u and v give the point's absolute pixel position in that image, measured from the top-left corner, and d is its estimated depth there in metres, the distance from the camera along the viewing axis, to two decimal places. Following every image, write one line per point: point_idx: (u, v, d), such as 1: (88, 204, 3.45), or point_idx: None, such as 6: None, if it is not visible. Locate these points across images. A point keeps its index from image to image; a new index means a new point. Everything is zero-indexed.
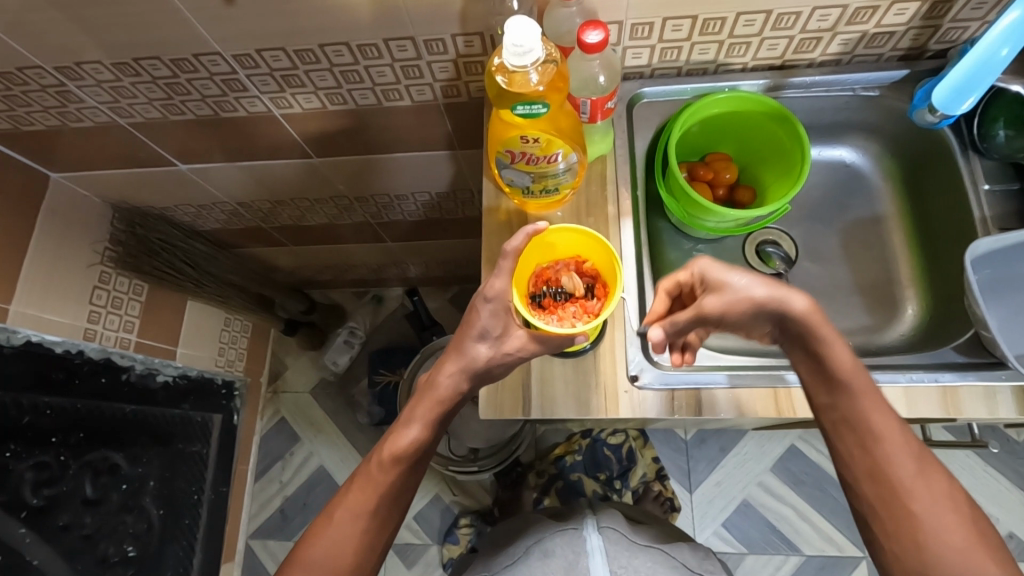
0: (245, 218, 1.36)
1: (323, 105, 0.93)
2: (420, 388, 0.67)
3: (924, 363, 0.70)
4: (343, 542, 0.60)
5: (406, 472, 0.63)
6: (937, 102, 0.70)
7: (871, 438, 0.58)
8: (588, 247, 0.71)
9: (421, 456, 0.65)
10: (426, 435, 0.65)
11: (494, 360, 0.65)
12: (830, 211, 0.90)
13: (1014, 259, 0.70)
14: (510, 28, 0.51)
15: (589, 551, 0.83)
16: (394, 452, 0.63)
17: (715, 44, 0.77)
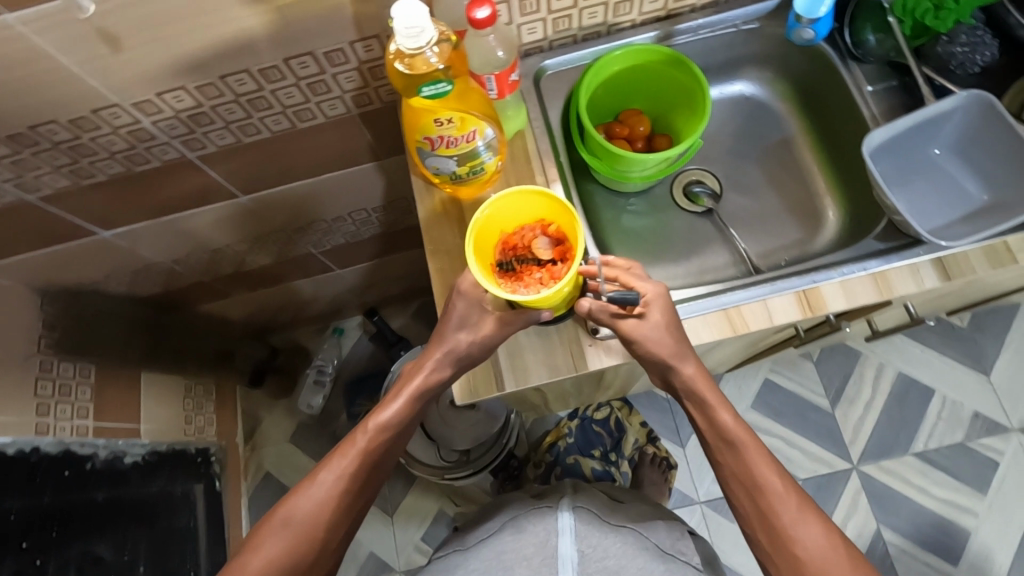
0: (184, 274, 1.33)
1: (238, 139, 0.92)
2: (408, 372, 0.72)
3: (853, 255, 0.75)
4: (323, 498, 0.64)
5: (390, 443, 0.69)
6: (798, 9, 0.76)
7: (757, 484, 0.65)
8: (553, 213, 0.71)
9: (403, 429, 0.71)
10: (412, 410, 0.71)
11: (477, 347, 0.71)
12: (743, 143, 0.95)
13: (911, 144, 0.76)
14: (396, 11, 0.53)
15: (558, 530, 0.80)
16: (385, 423, 0.68)
17: (601, 6, 0.81)
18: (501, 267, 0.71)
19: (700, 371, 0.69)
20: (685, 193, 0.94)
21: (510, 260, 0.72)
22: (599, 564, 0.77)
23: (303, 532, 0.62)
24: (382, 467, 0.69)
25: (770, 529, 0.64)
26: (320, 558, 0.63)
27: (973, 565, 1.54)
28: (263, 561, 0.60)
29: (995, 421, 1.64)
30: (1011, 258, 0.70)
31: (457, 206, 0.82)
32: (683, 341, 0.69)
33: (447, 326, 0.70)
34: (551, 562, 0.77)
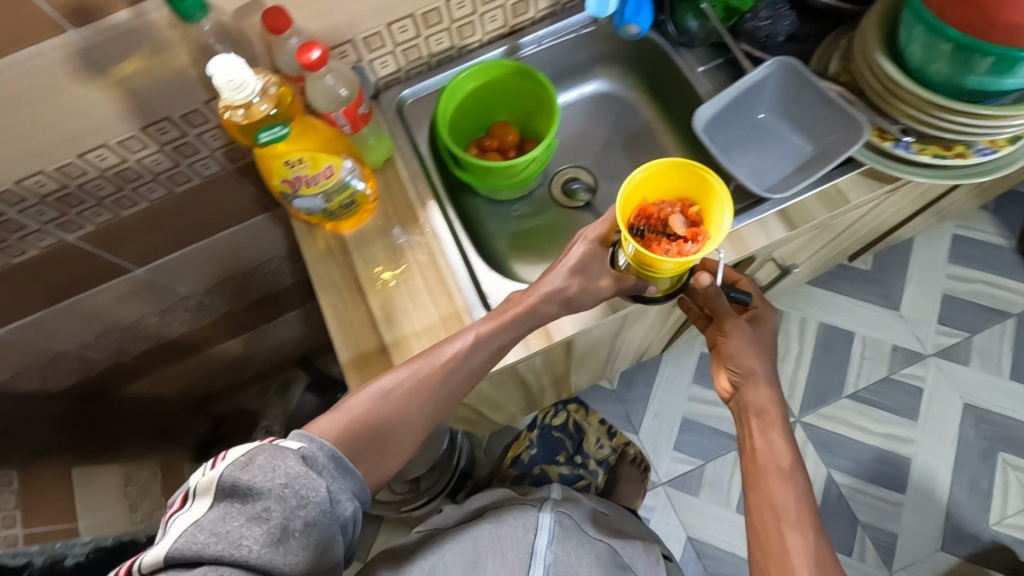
0: (98, 358, 1.30)
1: (116, 214, 0.92)
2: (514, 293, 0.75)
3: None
4: (405, 390, 0.68)
5: (476, 361, 0.71)
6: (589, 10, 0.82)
7: (784, 506, 0.70)
8: (699, 191, 0.75)
9: (496, 350, 0.72)
10: (506, 335, 0.72)
11: (580, 291, 0.74)
12: (609, 137, 1.02)
13: (740, 114, 0.83)
14: (212, 67, 0.55)
15: (537, 526, 0.84)
16: (480, 338, 0.71)
17: (445, 32, 0.87)
18: (633, 231, 0.75)
19: (772, 399, 0.77)
20: (564, 191, 0.99)
21: (641, 228, 0.76)
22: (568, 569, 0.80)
23: (384, 411, 0.67)
24: (455, 386, 0.70)
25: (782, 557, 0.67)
26: (381, 449, 0.66)
27: (920, 488, 1.61)
28: (328, 427, 0.65)
29: (912, 351, 1.72)
30: (845, 200, 0.77)
31: (339, 241, 0.85)
32: (766, 360, 0.79)
33: (565, 265, 0.73)
34: (525, 556, 0.80)
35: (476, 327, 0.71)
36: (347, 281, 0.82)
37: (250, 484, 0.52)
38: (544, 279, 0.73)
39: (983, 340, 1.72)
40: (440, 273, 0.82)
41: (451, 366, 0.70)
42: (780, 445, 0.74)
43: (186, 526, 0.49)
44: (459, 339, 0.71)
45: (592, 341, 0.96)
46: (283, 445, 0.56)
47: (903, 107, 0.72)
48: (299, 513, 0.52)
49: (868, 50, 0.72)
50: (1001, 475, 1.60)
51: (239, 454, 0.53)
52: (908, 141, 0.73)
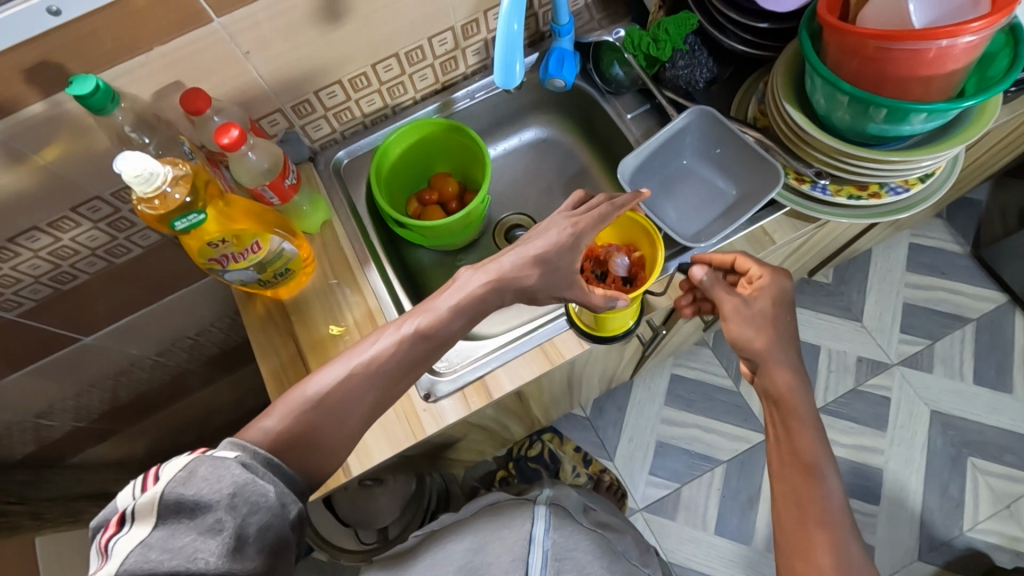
0: (55, 424, 1.28)
1: (55, 289, 0.92)
2: (458, 280, 0.68)
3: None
4: (346, 386, 0.61)
5: (423, 350, 0.64)
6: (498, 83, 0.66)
7: (815, 509, 0.62)
8: (640, 237, 0.80)
9: (442, 340, 0.65)
10: (454, 323, 0.65)
11: (540, 281, 0.68)
12: (550, 180, 1.03)
13: (665, 161, 0.85)
14: (119, 164, 0.56)
15: (533, 517, 0.80)
16: (425, 327, 0.64)
17: (376, 93, 0.89)
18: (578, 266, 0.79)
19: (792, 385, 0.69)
20: (507, 237, 1.00)
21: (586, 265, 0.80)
22: (568, 557, 0.77)
23: (319, 408, 0.60)
24: (398, 376, 0.63)
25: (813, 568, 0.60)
26: (325, 449, 0.60)
27: (891, 498, 1.49)
28: (265, 431, 0.58)
29: (879, 360, 1.62)
30: (771, 240, 0.79)
31: (278, 306, 0.85)
32: (779, 341, 0.70)
33: (527, 248, 0.68)
34: (522, 543, 0.78)
35: (418, 318, 0.65)
36: (288, 346, 0.82)
37: (196, 497, 0.48)
38: (488, 264, 0.68)
39: (945, 346, 1.61)
40: (373, 316, 0.83)
41: (395, 355, 0.63)
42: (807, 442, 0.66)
43: (129, 548, 0.46)
44: (396, 329, 0.64)
45: (546, 390, 0.96)
46: (222, 452, 0.52)
47: (815, 153, 0.74)
48: (251, 521, 0.50)
49: (777, 98, 0.75)
50: (972, 483, 1.49)
51: (177, 470, 0.49)
52: (824, 183, 0.76)
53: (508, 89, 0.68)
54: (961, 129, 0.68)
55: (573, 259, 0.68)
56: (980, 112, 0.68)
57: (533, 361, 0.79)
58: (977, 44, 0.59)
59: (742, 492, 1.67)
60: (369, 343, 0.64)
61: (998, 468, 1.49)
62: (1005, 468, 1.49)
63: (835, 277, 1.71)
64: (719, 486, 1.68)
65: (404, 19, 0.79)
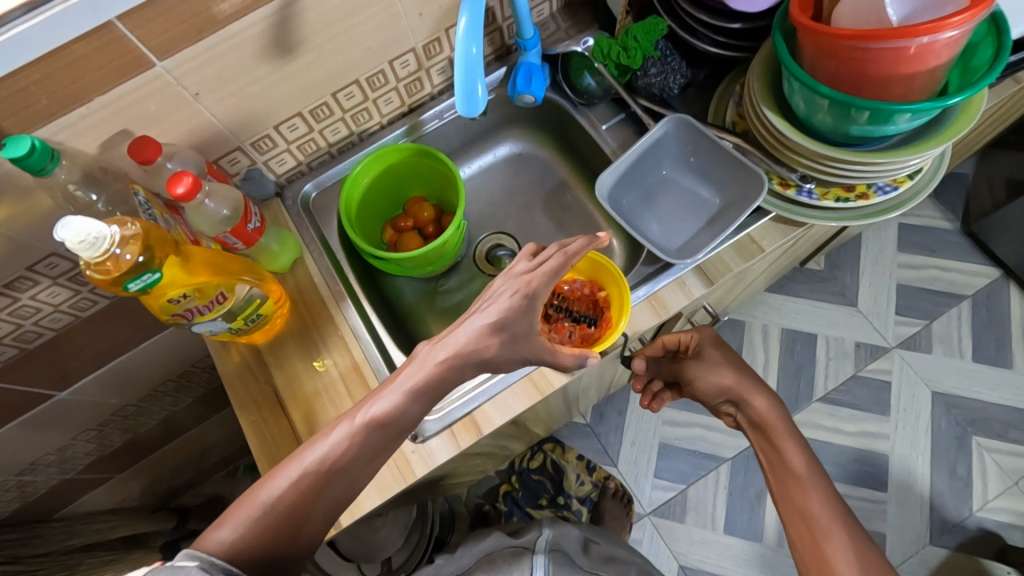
0: (40, 479, 1.24)
1: (21, 349, 0.88)
2: (419, 355, 0.63)
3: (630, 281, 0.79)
4: (299, 489, 0.57)
5: (383, 440, 0.60)
6: (460, 111, 0.62)
7: (816, 520, 0.68)
8: (604, 276, 0.78)
9: (404, 428, 0.61)
10: (413, 407, 0.61)
11: (500, 351, 0.63)
12: (528, 195, 1.00)
13: (643, 173, 0.82)
14: (59, 230, 0.52)
15: (533, 568, 0.82)
16: (380, 416, 0.60)
17: (340, 121, 0.85)
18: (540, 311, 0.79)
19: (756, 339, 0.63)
20: (489, 259, 0.98)
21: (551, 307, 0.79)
22: None
23: (274, 517, 0.56)
24: (357, 471, 0.60)
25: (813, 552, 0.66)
26: (287, 555, 0.57)
27: (899, 484, 1.47)
28: (220, 543, 0.54)
29: (877, 345, 1.59)
30: (758, 248, 0.76)
31: (255, 355, 0.81)
32: None
33: (488, 313, 0.62)
34: None
35: (374, 406, 0.60)
36: (265, 398, 0.79)
37: None
38: (447, 339, 0.62)
39: (942, 326, 1.59)
40: (360, 372, 0.79)
41: (352, 448, 0.59)
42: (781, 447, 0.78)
43: None
44: (348, 421, 0.60)
45: (540, 415, 0.93)
46: (179, 563, 0.48)
47: (798, 158, 0.71)
48: None
49: (754, 103, 0.71)
50: (979, 462, 1.47)
51: None
52: (810, 187, 0.73)
53: (472, 117, 0.64)
54: (947, 123, 0.65)
55: (529, 321, 0.64)
56: (966, 106, 0.65)
57: (522, 391, 0.76)
58: (959, 38, 0.56)
59: (750, 487, 1.65)
60: (323, 435, 0.60)
61: (1005, 445, 1.48)
62: (1011, 445, 1.48)
63: (827, 264, 1.68)
64: (726, 484, 1.66)
65: (362, 45, 0.76)
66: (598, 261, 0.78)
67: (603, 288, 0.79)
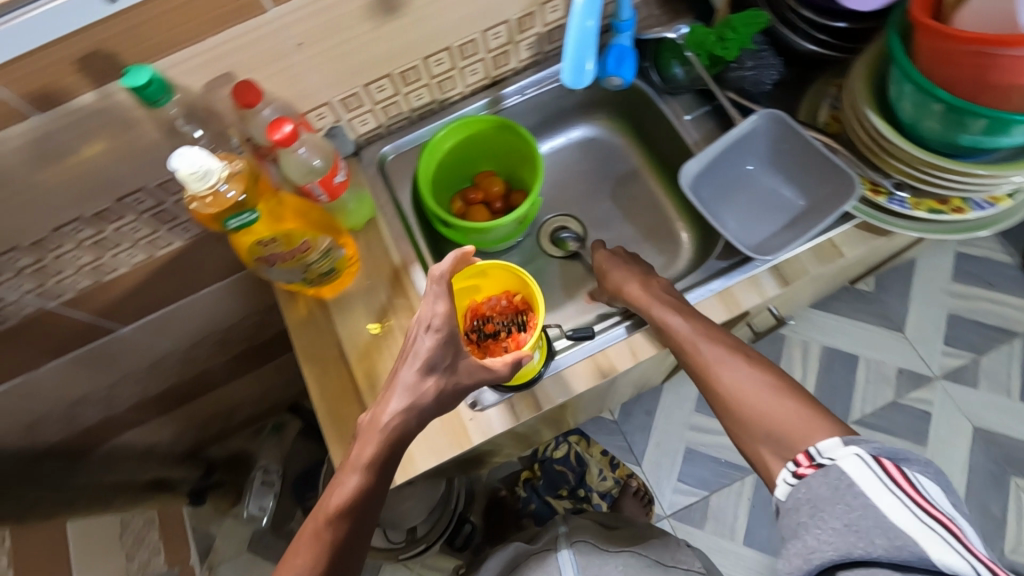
0: (88, 413, 1.29)
1: (96, 280, 0.90)
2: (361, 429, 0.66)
3: (700, 278, 0.79)
4: None
5: (378, 481, 0.64)
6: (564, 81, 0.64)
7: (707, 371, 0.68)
8: (512, 283, 0.81)
9: (390, 465, 0.65)
10: (373, 483, 0.64)
11: (442, 389, 0.66)
12: (597, 180, 1.00)
13: (729, 166, 0.81)
14: (174, 160, 0.53)
15: (561, 566, 0.87)
16: (341, 504, 0.62)
17: (424, 87, 0.86)
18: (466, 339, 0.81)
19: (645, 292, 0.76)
20: (554, 241, 0.97)
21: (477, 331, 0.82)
22: None
23: None
24: (341, 562, 0.62)
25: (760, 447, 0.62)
26: None
27: None
28: None
29: (920, 373, 1.56)
30: (838, 253, 0.75)
31: (321, 309, 0.82)
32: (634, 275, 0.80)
33: (412, 363, 0.65)
34: None
35: (360, 452, 0.63)
36: (328, 350, 0.81)
37: None
38: (396, 380, 0.65)
39: (990, 361, 1.55)
40: None
41: (355, 497, 0.63)
42: (731, 363, 0.67)
43: None
44: (317, 522, 0.63)
45: (584, 402, 0.93)
46: None
47: (893, 163, 0.70)
48: None
49: (856, 104, 0.70)
50: (1014, 504, 1.43)
51: None
52: (901, 196, 0.71)
53: (574, 86, 0.66)
54: None
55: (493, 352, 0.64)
56: None
57: (582, 372, 0.76)
58: None
59: (773, 502, 1.63)
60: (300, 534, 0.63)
61: None
62: None
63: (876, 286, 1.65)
64: (749, 496, 1.64)
65: (458, 12, 0.76)
66: (479, 273, 0.81)
67: (510, 289, 0.82)
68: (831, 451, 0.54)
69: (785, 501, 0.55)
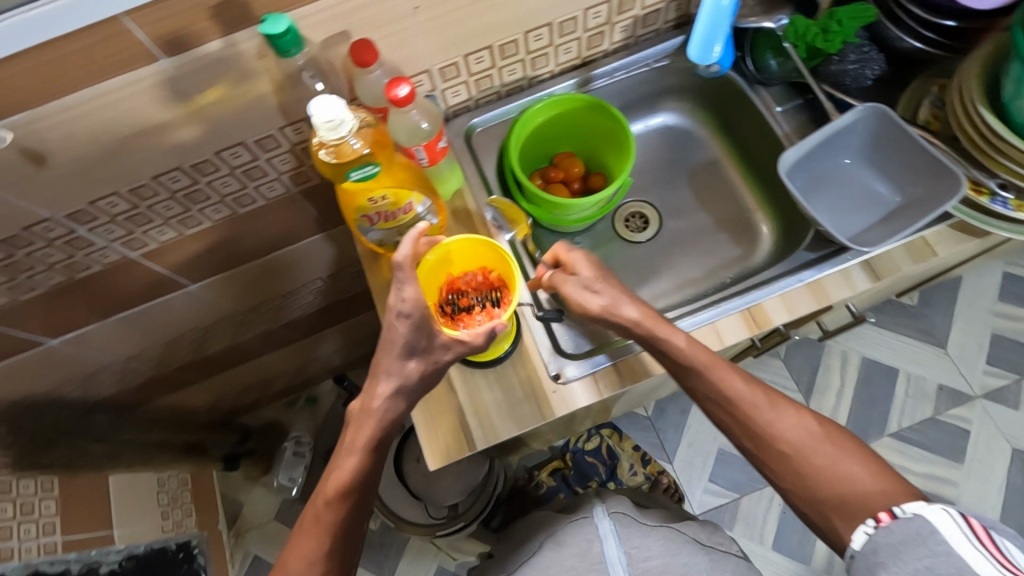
0: (141, 369, 1.31)
1: (179, 233, 0.92)
2: (353, 413, 0.63)
3: (690, 308, 0.78)
4: None
5: (377, 464, 0.63)
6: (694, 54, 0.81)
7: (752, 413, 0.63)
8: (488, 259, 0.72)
9: (385, 446, 0.64)
10: (372, 464, 0.62)
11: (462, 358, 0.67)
12: (670, 168, 1.00)
13: (823, 157, 0.81)
14: (313, 107, 0.54)
15: (600, 536, 0.83)
16: (339, 490, 0.60)
17: (519, 63, 0.86)
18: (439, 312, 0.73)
19: (644, 312, 0.69)
20: (628, 225, 0.98)
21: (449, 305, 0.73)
22: (644, 564, 0.81)
23: None
24: (345, 550, 0.61)
25: (821, 508, 0.59)
26: None
27: None
28: None
29: (961, 391, 1.54)
30: (931, 252, 0.75)
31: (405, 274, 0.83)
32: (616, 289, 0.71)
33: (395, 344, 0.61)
34: (599, 568, 0.80)
35: (357, 435, 0.61)
36: None
37: None
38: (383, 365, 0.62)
39: None
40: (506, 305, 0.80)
41: (355, 481, 0.60)
42: (737, 383, 0.64)
43: None
44: (317, 511, 0.60)
45: (647, 388, 0.94)
46: None
47: (1003, 162, 0.69)
48: None
49: (969, 100, 0.70)
50: None
51: None
52: (1007, 197, 0.71)
53: (701, 65, 0.82)
54: None
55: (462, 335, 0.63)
56: None
57: None
58: None
59: None
60: (304, 524, 0.60)
61: None
62: None
63: (920, 300, 1.63)
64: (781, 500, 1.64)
65: None
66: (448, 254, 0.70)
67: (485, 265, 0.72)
68: (913, 506, 0.53)
69: (862, 550, 0.54)
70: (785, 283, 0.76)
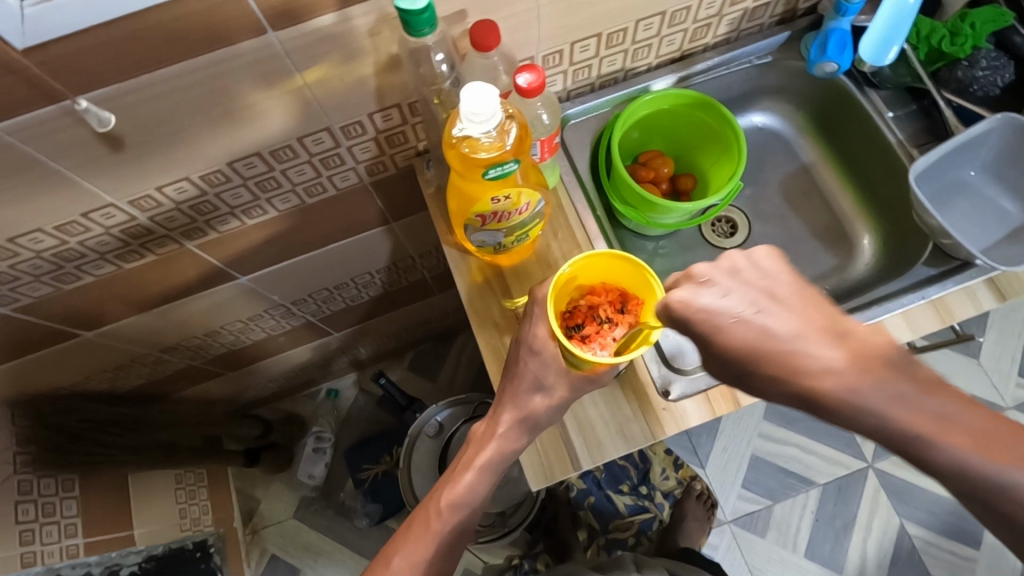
0: (170, 362, 1.23)
1: (242, 223, 0.84)
2: (476, 435, 0.67)
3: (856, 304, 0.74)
4: None
5: (486, 485, 0.65)
6: (865, 56, 0.78)
7: None
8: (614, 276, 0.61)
9: (500, 468, 0.66)
10: (482, 487, 0.65)
11: (577, 379, 0.63)
12: (761, 172, 0.95)
13: (946, 169, 0.78)
14: (465, 95, 0.52)
15: None
16: (452, 500, 0.63)
17: (621, 53, 0.80)
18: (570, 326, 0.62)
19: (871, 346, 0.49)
20: (714, 229, 0.92)
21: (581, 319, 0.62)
22: None
23: None
24: (447, 556, 0.63)
25: None
26: None
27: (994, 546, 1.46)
28: None
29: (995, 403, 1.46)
30: None
31: (498, 276, 0.77)
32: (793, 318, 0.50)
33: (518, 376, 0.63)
34: None
35: (477, 455, 0.64)
36: (507, 321, 0.75)
37: None
38: (506, 395, 0.64)
39: None
40: None
41: (467, 499, 0.64)
42: None
43: None
44: (431, 517, 0.63)
45: None
46: None
47: None
48: None
49: None
50: None
51: None
52: None
53: (872, 65, 0.79)
54: None
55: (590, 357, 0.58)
56: None
57: None
58: None
59: (837, 517, 1.52)
60: (416, 526, 0.64)
61: None
62: None
63: None
64: (813, 509, 1.53)
65: None
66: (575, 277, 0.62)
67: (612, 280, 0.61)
68: None
69: None
70: (906, 299, 0.72)
